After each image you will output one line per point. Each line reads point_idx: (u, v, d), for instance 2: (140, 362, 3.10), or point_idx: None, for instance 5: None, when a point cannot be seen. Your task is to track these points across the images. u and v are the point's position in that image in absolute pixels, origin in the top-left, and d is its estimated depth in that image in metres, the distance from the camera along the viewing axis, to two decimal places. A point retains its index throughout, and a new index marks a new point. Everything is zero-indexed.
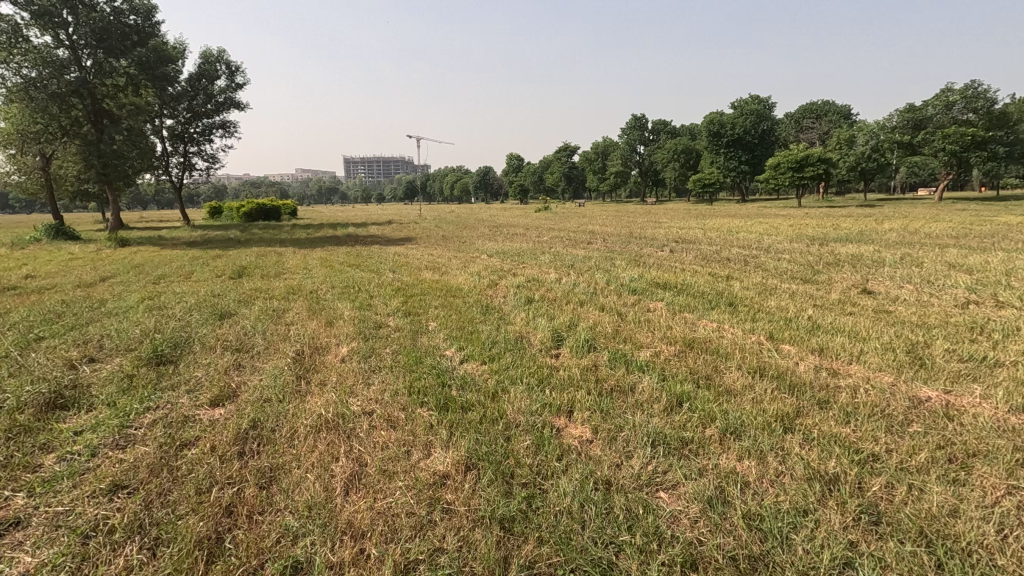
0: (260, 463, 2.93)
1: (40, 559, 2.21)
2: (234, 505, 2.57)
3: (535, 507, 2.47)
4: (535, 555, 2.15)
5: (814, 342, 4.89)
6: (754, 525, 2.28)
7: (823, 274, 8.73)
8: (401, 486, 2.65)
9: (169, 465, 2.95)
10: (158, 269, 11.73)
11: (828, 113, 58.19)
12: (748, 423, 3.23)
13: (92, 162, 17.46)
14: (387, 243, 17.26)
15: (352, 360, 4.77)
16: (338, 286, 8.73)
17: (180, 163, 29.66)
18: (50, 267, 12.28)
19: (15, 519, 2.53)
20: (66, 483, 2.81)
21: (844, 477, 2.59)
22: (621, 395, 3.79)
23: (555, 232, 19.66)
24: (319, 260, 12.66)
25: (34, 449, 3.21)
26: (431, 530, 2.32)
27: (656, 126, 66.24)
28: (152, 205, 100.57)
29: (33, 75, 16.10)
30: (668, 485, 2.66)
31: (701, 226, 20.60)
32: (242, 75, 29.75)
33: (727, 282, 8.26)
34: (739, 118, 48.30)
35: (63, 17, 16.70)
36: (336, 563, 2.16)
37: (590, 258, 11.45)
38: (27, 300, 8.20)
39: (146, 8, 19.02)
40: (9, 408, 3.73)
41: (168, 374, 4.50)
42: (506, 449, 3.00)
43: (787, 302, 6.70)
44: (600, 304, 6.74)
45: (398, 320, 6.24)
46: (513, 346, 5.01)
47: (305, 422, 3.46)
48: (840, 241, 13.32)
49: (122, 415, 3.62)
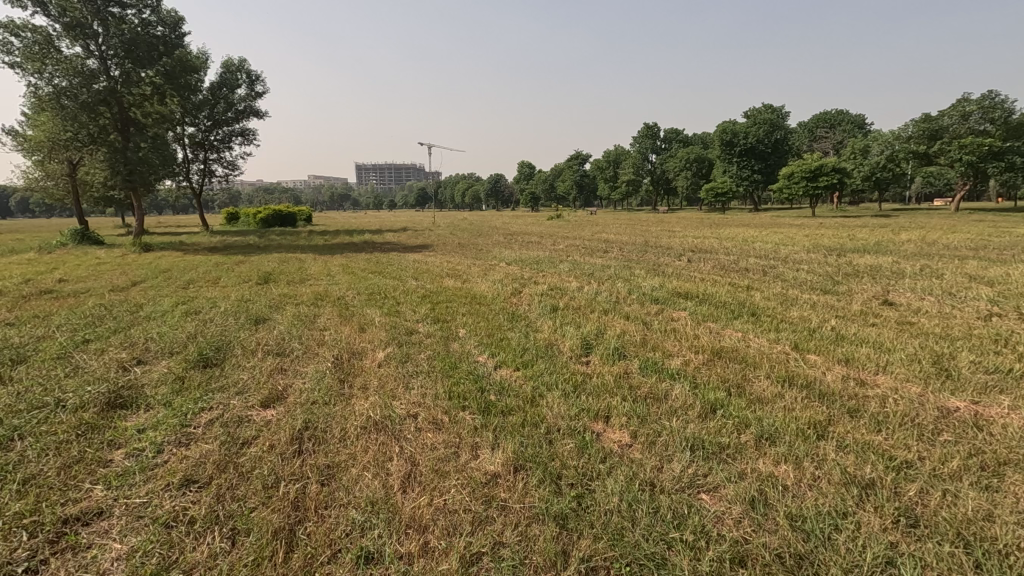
0: (319, 461, 3.10)
1: (130, 546, 2.38)
2: (299, 500, 2.74)
3: (584, 506, 2.61)
4: (591, 550, 2.29)
5: (839, 352, 5.00)
6: (796, 525, 2.41)
7: (843, 285, 8.79)
8: (456, 484, 2.81)
9: (233, 461, 3.13)
10: (185, 274, 12.03)
11: (843, 122, 58.09)
12: (781, 430, 3.34)
13: (118, 169, 17.75)
14: (406, 250, 17.50)
15: (390, 364, 4.95)
16: (364, 293, 8.93)
17: (200, 170, 30.22)
18: (81, 271, 12.60)
19: (98, 509, 2.70)
20: (140, 477, 2.99)
21: (880, 482, 2.71)
22: (655, 402, 3.91)
23: (571, 241, 19.81)
24: (341, 267, 12.92)
25: (102, 445, 3.40)
26: (489, 525, 2.47)
27: (668, 134, 66.27)
28: (168, 210, 101.97)
29: (64, 85, 16.73)
30: (709, 487, 2.79)
31: (717, 236, 20.68)
32: (262, 84, 30.29)
33: (747, 292, 8.36)
34: (751, 127, 48.23)
35: (94, 29, 17.20)
36: (405, 554, 2.31)
37: (609, 267, 11.59)
38: (67, 303, 8.49)
39: (174, 20, 19.52)
40: (73, 407, 3.94)
41: (215, 376, 4.70)
42: (551, 451, 3.14)
43: (809, 312, 6.80)
44: (624, 312, 6.88)
45: (428, 326, 6.43)
46: (544, 354, 5.15)
47: (354, 423, 3.63)
48: (858, 252, 13.33)
49: (180, 414, 3.81)
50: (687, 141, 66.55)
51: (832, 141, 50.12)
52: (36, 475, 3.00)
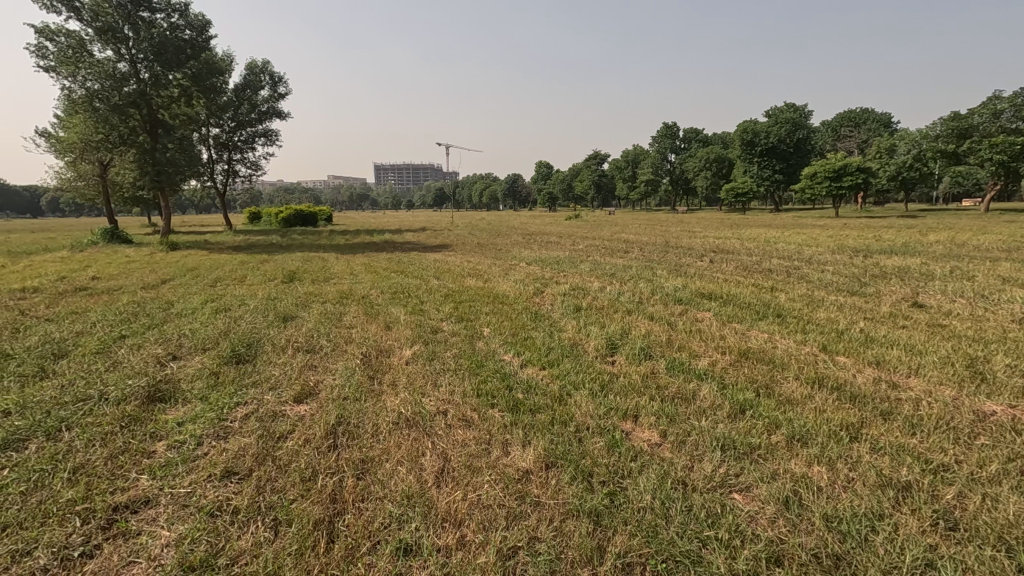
0: (354, 456, 3.17)
1: (178, 534, 2.47)
2: (337, 493, 2.80)
3: (617, 503, 2.64)
4: (627, 546, 2.31)
5: (869, 354, 4.94)
6: (832, 526, 2.40)
7: (871, 286, 8.68)
8: (489, 480, 2.86)
9: (271, 454, 3.22)
10: (213, 272, 12.32)
11: (868, 122, 56.92)
12: (813, 431, 3.33)
13: (147, 169, 18.18)
14: (427, 250, 17.67)
15: (418, 362, 5.02)
16: (388, 291, 9.05)
17: (224, 170, 30.80)
18: (112, 269, 12.91)
19: (145, 498, 2.80)
20: (183, 468, 3.09)
21: (916, 485, 2.69)
22: (683, 402, 3.92)
23: (590, 241, 19.78)
24: (363, 266, 13.06)
25: (144, 437, 3.51)
26: (524, 520, 2.51)
27: (687, 134, 65.72)
28: (192, 209, 104.18)
29: (96, 88, 17.16)
30: (740, 487, 2.79)
31: (739, 236, 20.53)
32: (285, 86, 30.76)
33: (773, 293, 8.30)
34: (773, 126, 47.54)
35: (125, 32, 17.60)
36: (442, 547, 2.36)
37: (631, 267, 11.54)
38: (103, 300, 8.77)
39: (202, 24, 19.85)
40: (116, 399, 4.09)
41: (248, 371, 4.80)
42: (581, 449, 3.17)
43: (836, 313, 6.73)
44: (648, 313, 6.88)
45: (452, 325, 6.47)
46: (569, 353, 5.18)
47: (386, 418, 3.71)
48: (885, 253, 13.08)
49: (217, 408, 3.92)
50: (706, 141, 65.89)
51: (856, 140, 49.24)
52: (85, 463, 3.12)
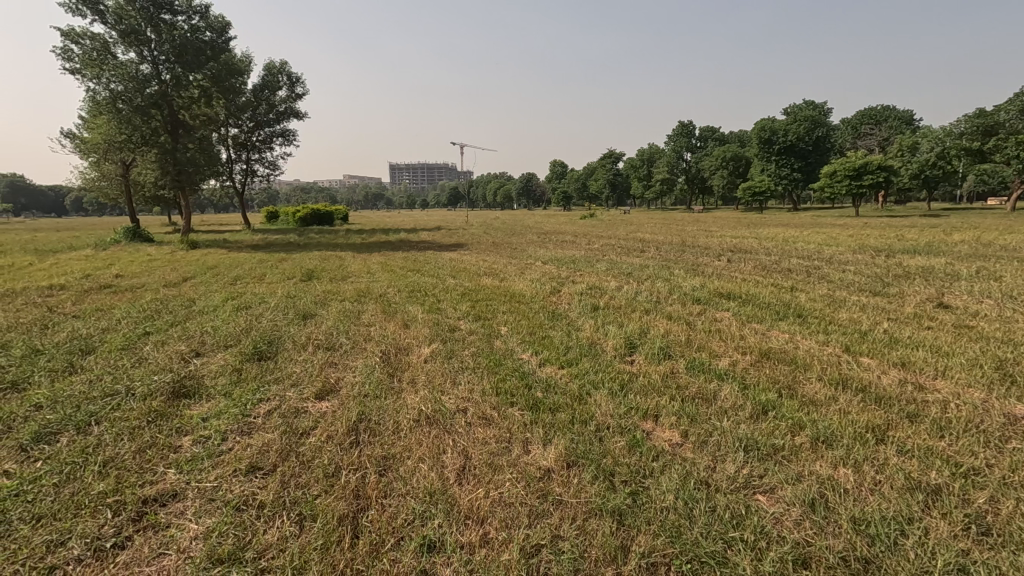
0: (376, 453, 3.19)
1: (206, 527, 2.51)
2: (360, 489, 2.82)
3: (639, 502, 2.63)
4: (651, 546, 2.30)
5: (894, 355, 4.85)
6: (861, 529, 2.36)
7: (894, 286, 8.53)
8: (510, 478, 2.86)
9: (295, 450, 3.26)
10: (233, 270, 12.50)
11: (889, 119, 55.81)
12: (839, 433, 3.28)
13: (168, 169, 18.49)
14: (442, 249, 17.71)
15: (436, 360, 5.04)
16: (405, 290, 9.10)
17: (242, 170, 31.21)
18: (136, 267, 13.18)
19: (173, 491, 2.85)
20: (209, 462, 3.14)
21: (947, 488, 2.64)
22: (704, 402, 3.89)
23: (605, 240, 19.68)
24: (380, 265, 13.15)
25: (171, 431, 3.58)
26: (546, 519, 2.51)
27: (704, 133, 65.10)
28: (212, 208, 105.73)
29: (119, 90, 17.50)
30: (765, 488, 2.76)
31: (757, 236, 20.29)
32: (302, 86, 31.03)
33: (793, 293, 8.20)
34: (791, 124, 46.87)
35: (147, 35, 17.91)
36: (465, 544, 2.37)
37: (647, 267, 11.44)
38: (127, 297, 8.95)
39: (221, 25, 20.06)
40: (142, 394, 4.18)
41: (270, 368, 4.87)
42: (602, 448, 3.16)
43: (859, 314, 6.62)
44: (666, 313, 6.83)
45: (470, 324, 6.49)
46: (588, 352, 5.17)
47: (406, 416, 3.73)
48: (908, 253, 12.80)
49: (240, 404, 3.98)
50: (723, 139, 65.28)
51: (877, 138, 48.35)
52: (114, 457, 3.19)
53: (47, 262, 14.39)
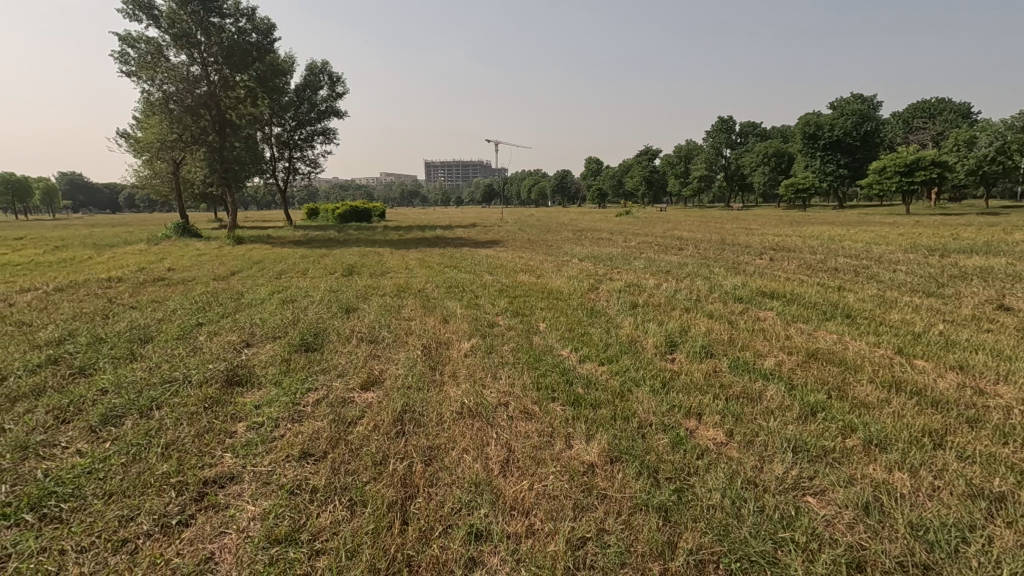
0: (421, 443, 3.26)
1: (263, 508, 2.63)
2: (407, 477, 2.90)
3: (684, 499, 2.61)
4: (699, 544, 2.29)
5: (950, 358, 4.64)
6: (918, 535, 2.29)
7: (950, 287, 8.15)
8: (553, 471, 2.88)
9: (344, 438, 3.37)
10: (278, 265, 12.89)
11: (944, 112, 53.22)
12: (893, 436, 3.18)
13: (216, 167, 19.24)
14: (478, 246, 17.82)
15: (476, 355, 5.11)
16: (443, 286, 9.21)
17: (285, 168, 32.13)
18: (185, 262, 13.74)
19: (230, 474, 2.99)
20: (262, 448, 3.27)
21: (1012, 497, 2.52)
22: (749, 402, 3.82)
23: (642, 238, 19.44)
24: (418, 261, 13.33)
25: (226, 417, 3.74)
26: (592, 512, 2.53)
27: (744, 129, 63.56)
28: (255, 205, 109.20)
29: (171, 91, 18.28)
30: (815, 491, 2.70)
31: (801, 234, 19.68)
32: (342, 85, 31.65)
33: (841, 293, 7.92)
34: (838, 118, 45.14)
35: (197, 38, 18.62)
36: (512, 534, 2.41)
37: (686, 265, 11.21)
38: (180, 290, 9.34)
39: (267, 27, 20.61)
40: (199, 380, 4.39)
41: (316, 359, 5.02)
42: (645, 445, 3.15)
43: (912, 315, 6.36)
44: (708, 311, 6.70)
45: (509, 319, 6.55)
46: (628, 349, 5.14)
47: (449, 409, 3.79)
48: (964, 253, 12.16)
49: (290, 393, 4.13)
50: (765, 135, 63.63)
51: (931, 133, 46.17)
52: (174, 440, 3.36)
53: (105, 255, 15.21)
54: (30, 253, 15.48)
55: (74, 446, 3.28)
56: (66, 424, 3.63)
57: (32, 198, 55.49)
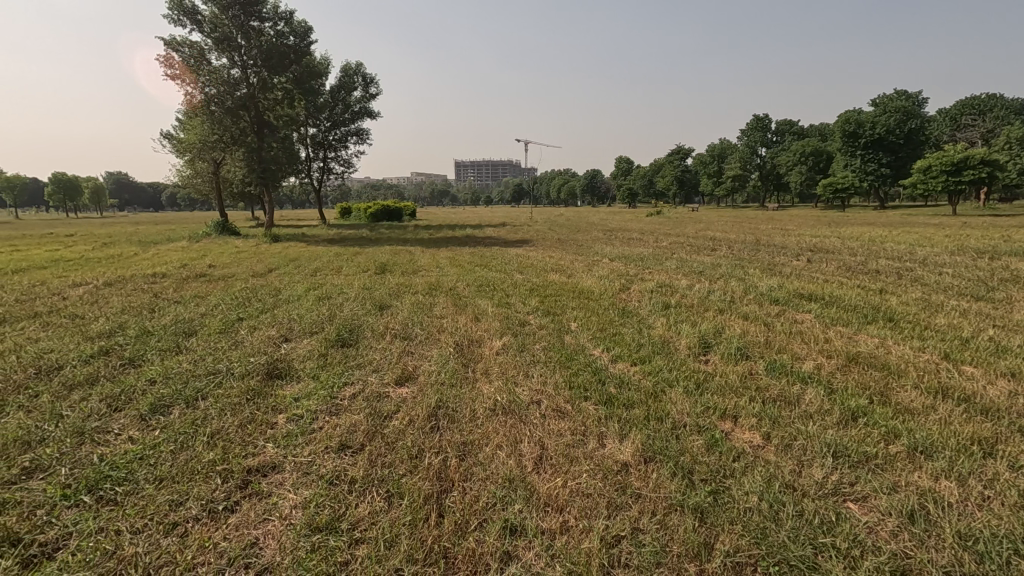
0: (455, 438, 3.31)
1: (304, 497, 2.71)
2: (442, 471, 2.94)
3: (719, 501, 2.58)
4: (737, 547, 2.27)
5: (1001, 364, 4.47)
6: (967, 545, 2.22)
7: (1000, 291, 7.82)
8: (587, 470, 2.89)
9: (379, 431, 3.44)
10: (312, 263, 13.19)
11: (994, 108, 50.95)
12: (940, 443, 3.07)
13: (254, 167, 19.77)
14: (508, 245, 17.86)
15: (508, 353, 5.13)
16: (474, 285, 9.28)
17: (320, 168, 32.80)
18: (225, 258, 14.19)
19: (272, 463, 3.09)
20: (302, 439, 3.36)
21: None
22: (787, 405, 3.75)
23: (674, 238, 19.17)
24: (449, 259, 13.47)
25: (267, 409, 3.86)
26: (627, 511, 2.53)
27: (781, 128, 62.02)
28: (290, 205, 111.90)
29: (213, 93, 18.86)
30: (856, 497, 2.64)
31: (841, 235, 19.14)
32: (376, 86, 32.12)
33: (882, 295, 7.69)
34: (880, 116, 43.63)
35: (238, 41, 19.16)
36: (546, 530, 2.43)
37: (719, 266, 11.05)
38: (220, 285, 9.65)
39: (304, 30, 21.04)
40: (241, 373, 4.55)
41: (352, 354, 5.14)
42: (680, 445, 3.13)
43: (959, 320, 6.12)
44: (743, 313, 6.59)
45: (540, 318, 6.56)
46: (661, 350, 5.10)
47: (482, 405, 3.83)
48: (1015, 255, 11.63)
49: (327, 387, 4.24)
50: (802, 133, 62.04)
51: (980, 130, 44.22)
52: (219, 429, 3.50)
53: (149, 252, 15.78)
54: (80, 249, 16.19)
55: (126, 433, 3.43)
56: (118, 412, 3.81)
57: (82, 198, 58.09)
